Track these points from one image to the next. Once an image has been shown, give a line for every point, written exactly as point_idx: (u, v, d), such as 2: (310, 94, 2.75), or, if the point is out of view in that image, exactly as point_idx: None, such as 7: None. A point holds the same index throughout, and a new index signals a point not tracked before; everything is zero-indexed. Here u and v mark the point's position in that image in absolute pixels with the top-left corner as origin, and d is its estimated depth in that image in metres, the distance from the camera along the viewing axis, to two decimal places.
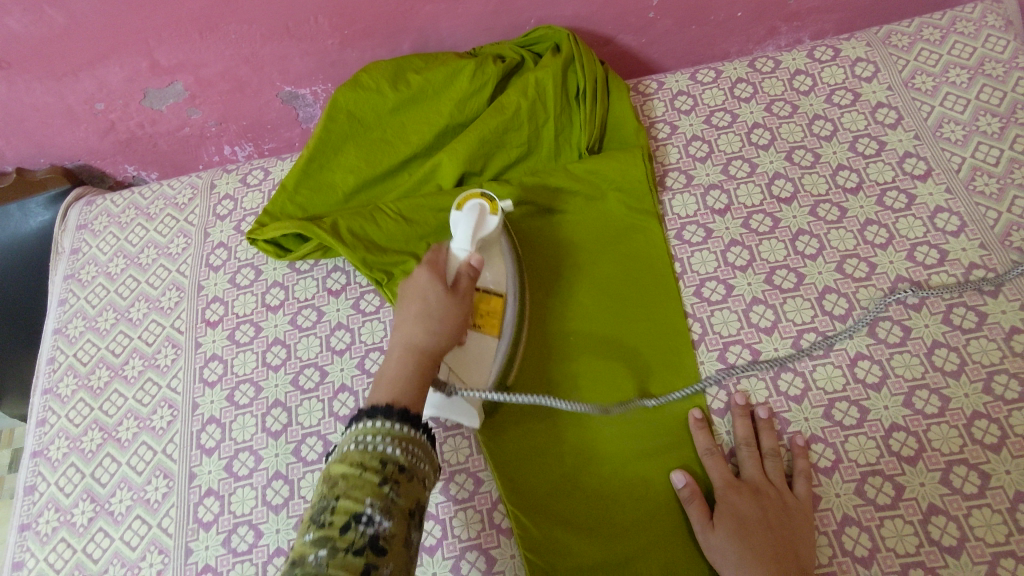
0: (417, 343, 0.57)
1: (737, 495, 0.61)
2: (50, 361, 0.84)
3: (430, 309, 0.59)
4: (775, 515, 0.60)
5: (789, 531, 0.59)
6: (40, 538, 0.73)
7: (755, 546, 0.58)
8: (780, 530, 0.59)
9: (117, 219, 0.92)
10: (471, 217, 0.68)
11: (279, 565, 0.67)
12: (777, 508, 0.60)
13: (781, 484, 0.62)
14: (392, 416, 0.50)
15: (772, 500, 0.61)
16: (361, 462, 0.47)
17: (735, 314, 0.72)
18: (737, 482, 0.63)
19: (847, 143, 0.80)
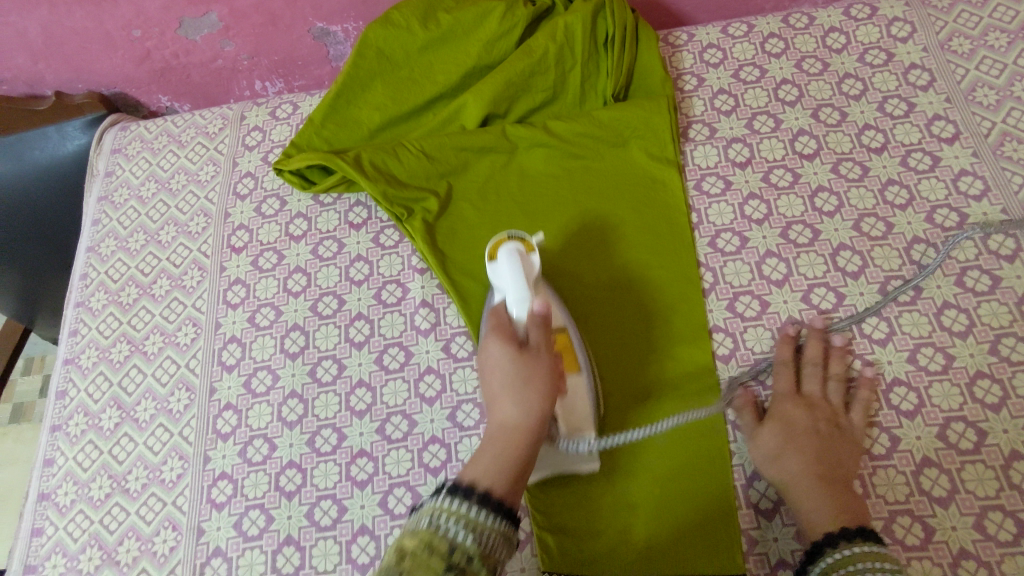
0: (515, 422, 0.53)
1: (791, 404, 0.64)
2: (83, 276, 0.87)
3: (515, 380, 0.54)
4: (826, 429, 0.62)
5: (839, 445, 0.61)
6: (70, 439, 0.77)
7: (802, 444, 0.61)
8: (826, 443, 0.61)
9: (149, 145, 0.95)
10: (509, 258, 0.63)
11: (291, 476, 0.71)
12: (827, 426, 0.62)
13: (840, 407, 0.64)
14: (471, 497, 0.49)
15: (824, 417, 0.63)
16: (429, 543, 0.46)
17: (747, 266, 0.73)
18: (797, 396, 0.65)
19: (876, 103, 0.80)
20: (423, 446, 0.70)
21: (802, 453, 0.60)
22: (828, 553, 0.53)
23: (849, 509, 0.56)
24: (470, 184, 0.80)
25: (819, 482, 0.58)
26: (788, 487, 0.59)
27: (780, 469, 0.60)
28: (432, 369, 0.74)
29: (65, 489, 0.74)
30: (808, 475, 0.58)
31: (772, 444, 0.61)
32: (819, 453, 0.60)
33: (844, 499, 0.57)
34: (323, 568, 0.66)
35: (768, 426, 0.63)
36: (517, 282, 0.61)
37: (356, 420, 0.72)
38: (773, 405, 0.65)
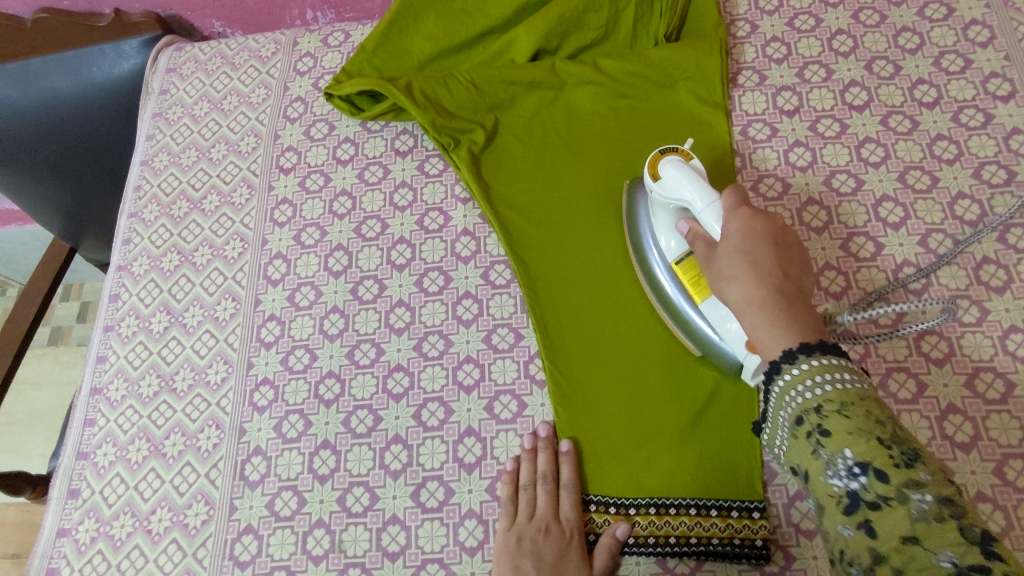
0: None
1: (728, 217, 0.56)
2: (136, 189, 0.91)
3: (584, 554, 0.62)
4: (778, 236, 0.54)
5: (800, 261, 0.53)
6: (122, 338, 0.81)
7: (756, 256, 0.52)
8: (786, 259, 0.52)
9: (204, 66, 0.97)
10: (683, 172, 0.62)
11: (330, 385, 0.74)
12: (780, 234, 0.54)
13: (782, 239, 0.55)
14: None
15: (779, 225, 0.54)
16: None
17: (788, 213, 0.73)
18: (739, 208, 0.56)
19: (932, 58, 0.79)
20: (458, 364, 0.73)
21: (764, 267, 0.51)
22: (783, 373, 0.45)
23: (807, 323, 0.48)
24: (518, 118, 0.81)
25: (773, 294, 0.49)
26: (742, 311, 0.50)
27: (736, 286, 0.51)
28: (470, 294, 0.76)
29: (116, 385, 0.78)
30: (764, 291, 0.49)
31: (730, 263, 0.52)
32: (781, 267, 0.51)
33: (798, 310, 0.49)
34: (357, 472, 0.69)
35: (725, 247, 0.54)
36: (697, 193, 0.60)
37: (395, 337, 0.75)
38: (736, 225, 0.54)
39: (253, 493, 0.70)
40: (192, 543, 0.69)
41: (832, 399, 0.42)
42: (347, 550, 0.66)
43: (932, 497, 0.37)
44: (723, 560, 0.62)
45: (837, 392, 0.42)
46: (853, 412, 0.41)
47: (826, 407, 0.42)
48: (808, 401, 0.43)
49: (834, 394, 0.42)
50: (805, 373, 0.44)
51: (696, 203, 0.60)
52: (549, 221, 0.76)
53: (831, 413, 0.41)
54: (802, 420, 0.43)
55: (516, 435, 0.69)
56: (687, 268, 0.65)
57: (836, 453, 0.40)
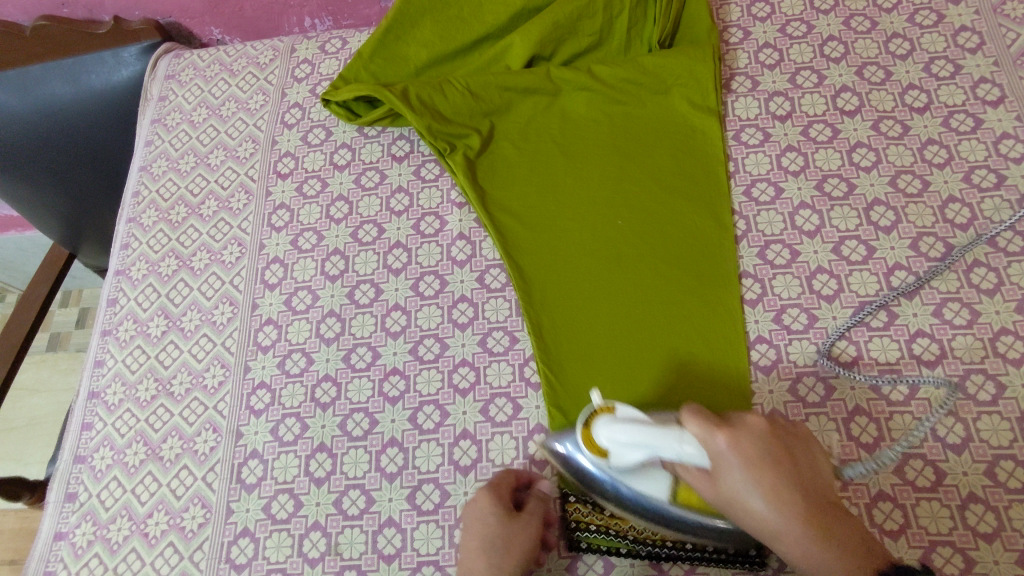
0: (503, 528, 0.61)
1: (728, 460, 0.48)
2: (135, 194, 0.91)
3: (503, 499, 0.63)
4: (771, 441, 0.49)
5: (804, 454, 0.50)
6: (120, 342, 0.81)
7: (794, 507, 0.46)
8: (795, 468, 0.48)
9: (202, 73, 0.98)
10: (628, 429, 0.52)
11: (326, 389, 0.74)
12: (773, 435, 0.49)
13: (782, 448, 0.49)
14: None
15: (763, 427, 0.49)
16: None
17: (781, 217, 0.74)
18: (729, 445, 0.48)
19: (922, 63, 0.80)
20: (453, 368, 0.73)
21: (789, 493, 0.47)
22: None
23: (857, 540, 0.46)
24: (513, 124, 0.82)
25: (814, 526, 0.45)
26: (788, 546, 0.46)
27: (772, 521, 0.46)
28: (465, 298, 0.77)
29: (114, 388, 0.79)
30: (800, 524, 0.46)
31: (753, 498, 0.47)
32: (798, 481, 0.48)
33: (840, 530, 0.46)
34: (353, 475, 0.70)
35: (735, 480, 0.47)
36: (663, 438, 0.51)
37: (391, 340, 0.75)
38: (732, 454, 0.47)
39: (250, 496, 0.70)
40: (189, 546, 0.69)
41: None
42: (342, 553, 0.66)
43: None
44: (717, 565, 0.62)
45: None
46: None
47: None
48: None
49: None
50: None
51: (668, 453, 0.50)
52: (543, 224, 0.76)
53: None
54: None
55: (511, 438, 0.69)
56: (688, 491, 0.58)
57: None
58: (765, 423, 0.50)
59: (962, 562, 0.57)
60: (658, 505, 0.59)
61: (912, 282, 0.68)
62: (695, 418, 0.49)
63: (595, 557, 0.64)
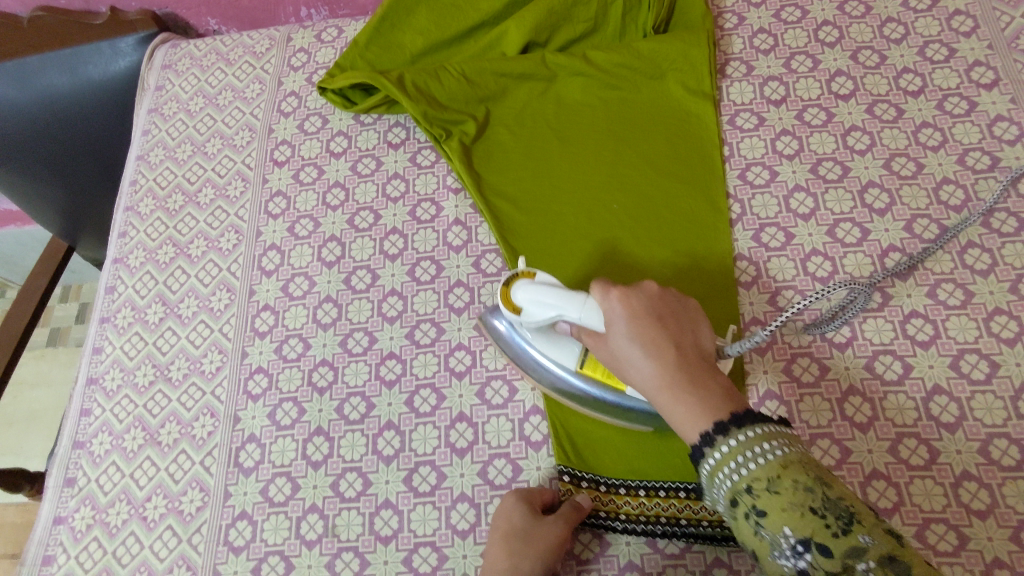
0: (521, 522, 0.61)
1: (613, 318, 0.52)
2: (133, 183, 0.92)
3: (527, 499, 0.63)
4: (662, 306, 0.53)
5: (692, 324, 0.53)
6: (118, 329, 0.82)
7: (664, 362, 0.50)
8: (674, 329, 0.52)
9: (198, 62, 0.98)
10: (542, 291, 0.58)
11: (323, 373, 0.74)
12: (664, 303, 0.53)
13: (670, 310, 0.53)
14: None
15: (656, 294, 0.53)
16: None
17: (775, 200, 0.74)
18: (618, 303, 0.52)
19: (916, 47, 0.80)
20: (449, 352, 0.73)
21: (664, 349, 0.50)
22: (708, 454, 0.46)
23: (714, 390, 0.48)
24: (509, 110, 0.82)
25: (681, 377, 0.49)
26: (656, 396, 0.50)
27: (643, 372, 0.50)
28: (462, 283, 0.77)
29: (112, 375, 0.79)
30: (670, 375, 0.49)
31: (631, 355, 0.51)
32: (676, 340, 0.51)
33: (709, 384, 0.49)
34: (350, 458, 0.70)
35: (620, 340, 0.52)
36: (570, 302, 0.56)
37: (388, 325, 0.76)
38: (619, 314, 0.52)
39: (247, 480, 0.71)
40: (187, 529, 0.69)
41: (761, 477, 0.43)
42: (340, 535, 0.67)
43: (875, 563, 0.39)
44: (710, 543, 0.62)
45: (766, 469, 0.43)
46: (782, 487, 0.42)
47: (758, 488, 0.43)
48: (738, 481, 0.44)
49: (759, 471, 0.43)
50: (731, 450, 0.45)
51: (572, 314, 0.56)
52: (538, 209, 0.77)
53: (763, 494, 0.43)
54: (736, 500, 0.44)
55: (507, 420, 0.69)
56: (594, 366, 0.63)
57: (778, 534, 0.42)
58: (660, 292, 0.54)
59: (956, 539, 0.58)
60: (566, 371, 0.65)
61: (907, 262, 0.68)
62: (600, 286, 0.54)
63: (590, 535, 0.64)
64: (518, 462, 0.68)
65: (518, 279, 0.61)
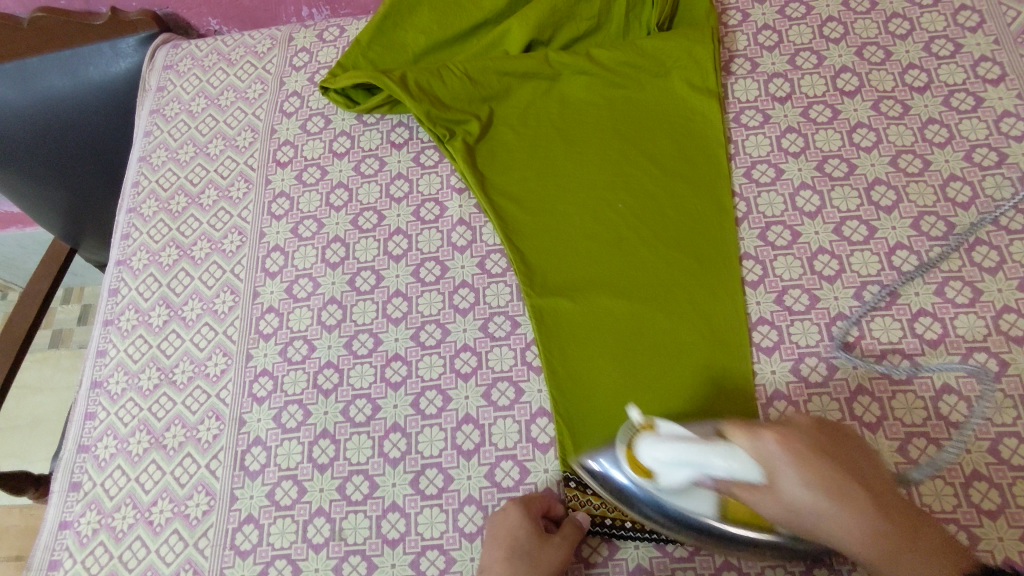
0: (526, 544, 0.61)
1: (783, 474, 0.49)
2: (135, 185, 0.91)
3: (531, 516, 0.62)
4: (823, 441, 0.51)
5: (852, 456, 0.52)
6: (122, 332, 0.81)
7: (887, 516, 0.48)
8: (848, 469, 0.50)
9: (200, 63, 0.98)
10: (674, 449, 0.52)
11: (329, 375, 0.74)
12: (822, 438, 0.51)
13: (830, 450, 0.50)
14: None
15: (815, 431, 0.51)
16: None
17: (781, 198, 0.74)
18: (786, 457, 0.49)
19: (922, 43, 0.79)
20: (455, 353, 0.73)
21: (847, 492, 0.48)
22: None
23: (913, 545, 0.47)
24: (512, 109, 0.82)
25: (885, 526, 0.48)
26: (870, 550, 0.48)
27: (844, 533, 0.48)
28: (466, 284, 0.77)
29: (116, 378, 0.79)
30: (877, 522, 0.48)
31: (812, 510, 0.48)
32: (858, 480, 0.49)
33: (910, 536, 0.48)
34: (356, 460, 0.70)
35: (793, 487, 0.48)
36: (710, 457, 0.50)
37: (393, 326, 0.75)
38: (785, 459, 0.48)
39: (253, 483, 0.70)
40: (194, 533, 0.69)
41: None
42: (346, 538, 0.67)
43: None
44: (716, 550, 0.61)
45: None
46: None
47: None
48: None
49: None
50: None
51: (718, 469, 0.50)
52: (543, 209, 0.76)
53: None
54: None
55: (514, 422, 0.69)
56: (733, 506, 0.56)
57: None
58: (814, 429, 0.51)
59: (967, 539, 0.57)
60: (704, 522, 0.57)
61: (921, 268, 0.68)
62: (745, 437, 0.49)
63: (599, 540, 0.64)
64: (526, 464, 0.67)
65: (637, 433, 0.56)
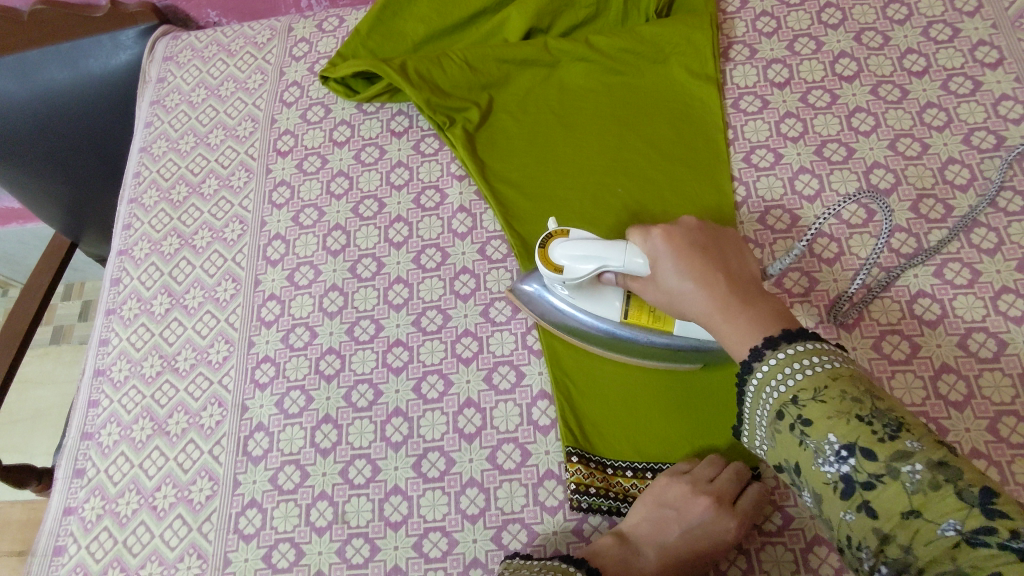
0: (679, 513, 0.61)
1: (661, 257, 0.56)
2: (136, 175, 0.91)
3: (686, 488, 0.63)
4: (701, 238, 0.57)
5: (734, 257, 0.57)
6: (124, 321, 0.82)
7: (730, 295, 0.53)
8: (720, 260, 0.56)
9: (200, 54, 0.98)
10: (582, 246, 0.60)
11: (331, 361, 0.74)
12: (704, 241, 0.57)
13: (709, 246, 0.57)
14: None
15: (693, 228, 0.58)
16: None
17: (780, 182, 0.74)
18: (662, 243, 0.56)
19: (920, 28, 0.80)
20: (456, 338, 0.73)
21: (708, 275, 0.54)
22: (756, 371, 0.50)
23: (758, 314, 0.52)
24: (511, 96, 0.82)
25: (729, 300, 0.53)
26: (710, 322, 0.54)
27: (694, 300, 0.54)
28: (467, 270, 0.77)
29: (119, 366, 0.79)
30: (721, 298, 0.53)
31: (682, 286, 0.55)
32: (724, 270, 0.55)
33: (755, 306, 0.53)
34: (358, 445, 0.70)
35: (670, 273, 0.56)
36: (610, 251, 0.59)
37: (394, 312, 0.76)
38: (665, 249, 0.56)
39: (256, 469, 0.71)
40: (197, 518, 0.69)
41: (806, 387, 0.46)
42: (350, 522, 0.67)
43: (921, 464, 0.40)
44: None
45: (810, 381, 0.46)
46: (828, 396, 0.45)
47: (804, 398, 0.46)
48: (785, 393, 0.47)
49: (807, 382, 0.46)
50: (778, 366, 0.48)
51: (614, 262, 0.59)
52: (544, 195, 0.76)
53: (809, 402, 0.46)
54: (783, 413, 0.47)
55: (515, 405, 0.70)
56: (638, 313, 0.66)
57: (822, 440, 0.44)
58: (697, 230, 0.58)
59: None
60: (611, 324, 0.68)
61: (926, 253, 0.67)
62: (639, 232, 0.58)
63: (600, 518, 0.65)
64: (527, 447, 0.68)
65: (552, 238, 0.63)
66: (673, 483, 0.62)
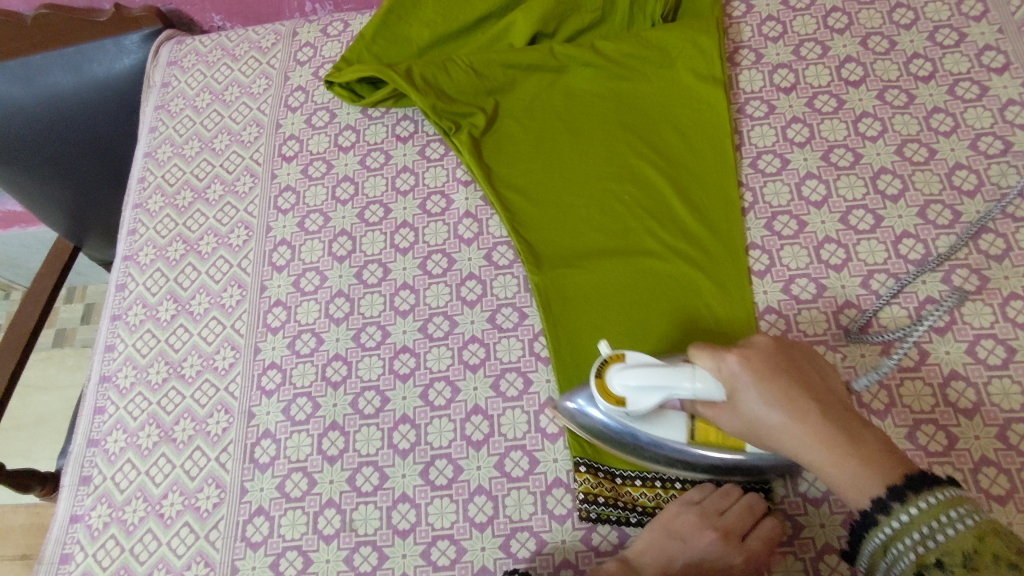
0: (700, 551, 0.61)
1: (742, 385, 0.50)
2: (141, 180, 0.91)
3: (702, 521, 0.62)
4: (782, 360, 0.52)
5: (816, 376, 0.52)
6: (129, 327, 0.81)
7: (830, 429, 0.48)
8: (806, 382, 0.51)
9: (204, 58, 0.98)
10: (642, 375, 0.56)
11: (337, 367, 0.74)
12: (784, 358, 0.52)
13: (789, 363, 0.51)
14: None
15: (774, 349, 0.52)
16: None
17: (787, 187, 0.74)
18: (739, 370, 0.50)
19: (926, 32, 0.80)
20: (463, 344, 0.73)
21: (801, 406, 0.49)
22: (883, 523, 0.45)
23: (867, 453, 0.46)
24: (518, 102, 0.82)
25: (833, 435, 0.47)
26: (811, 461, 0.48)
27: (788, 435, 0.49)
28: (473, 276, 0.77)
29: (125, 372, 0.79)
30: (820, 434, 0.48)
31: (773, 417, 0.49)
32: (814, 396, 0.50)
33: (863, 442, 0.47)
34: (366, 452, 0.70)
35: (755, 403, 0.50)
36: (674, 379, 0.54)
37: (400, 319, 0.76)
38: (748, 376, 0.50)
39: (264, 476, 0.71)
40: (205, 525, 0.69)
41: (953, 551, 0.41)
42: (357, 529, 0.67)
43: None
44: None
45: (953, 539, 0.42)
46: (980, 563, 0.40)
47: (951, 562, 0.41)
48: (924, 552, 0.43)
49: (949, 543, 0.42)
50: (912, 522, 0.43)
51: (684, 389, 0.53)
52: (550, 202, 0.76)
53: (958, 568, 0.41)
54: (922, 573, 0.43)
55: (523, 412, 0.69)
56: (706, 430, 0.61)
57: None
58: (774, 345, 0.52)
59: None
60: (676, 447, 0.61)
61: (935, 261, 0.68)
62: (702, 354, 0.52)
63: (609, 528, 0.64)
64: (535, 454, 0.68)
65: (606, 364, 0.59)
66: (681, 515, 0.62)
